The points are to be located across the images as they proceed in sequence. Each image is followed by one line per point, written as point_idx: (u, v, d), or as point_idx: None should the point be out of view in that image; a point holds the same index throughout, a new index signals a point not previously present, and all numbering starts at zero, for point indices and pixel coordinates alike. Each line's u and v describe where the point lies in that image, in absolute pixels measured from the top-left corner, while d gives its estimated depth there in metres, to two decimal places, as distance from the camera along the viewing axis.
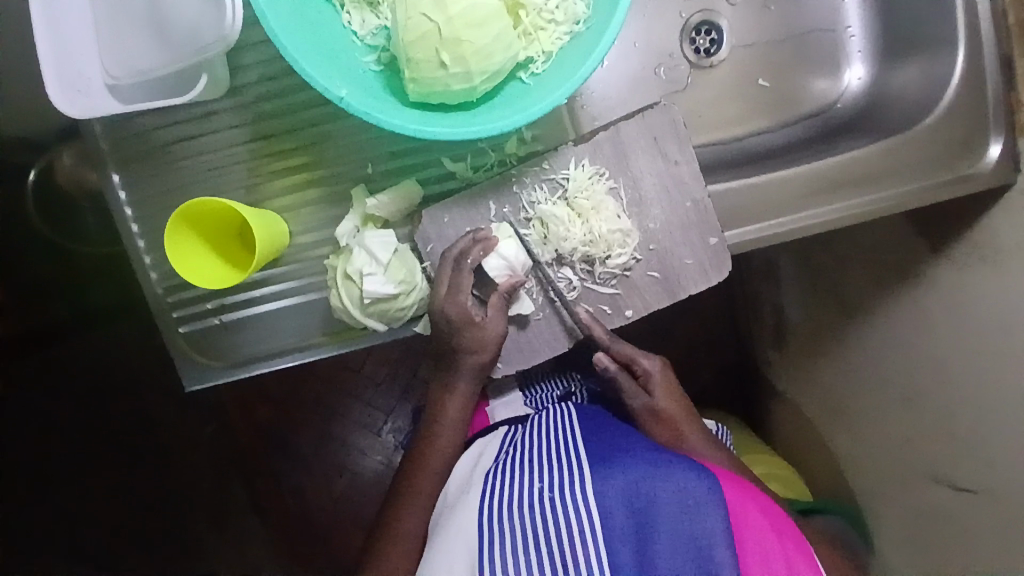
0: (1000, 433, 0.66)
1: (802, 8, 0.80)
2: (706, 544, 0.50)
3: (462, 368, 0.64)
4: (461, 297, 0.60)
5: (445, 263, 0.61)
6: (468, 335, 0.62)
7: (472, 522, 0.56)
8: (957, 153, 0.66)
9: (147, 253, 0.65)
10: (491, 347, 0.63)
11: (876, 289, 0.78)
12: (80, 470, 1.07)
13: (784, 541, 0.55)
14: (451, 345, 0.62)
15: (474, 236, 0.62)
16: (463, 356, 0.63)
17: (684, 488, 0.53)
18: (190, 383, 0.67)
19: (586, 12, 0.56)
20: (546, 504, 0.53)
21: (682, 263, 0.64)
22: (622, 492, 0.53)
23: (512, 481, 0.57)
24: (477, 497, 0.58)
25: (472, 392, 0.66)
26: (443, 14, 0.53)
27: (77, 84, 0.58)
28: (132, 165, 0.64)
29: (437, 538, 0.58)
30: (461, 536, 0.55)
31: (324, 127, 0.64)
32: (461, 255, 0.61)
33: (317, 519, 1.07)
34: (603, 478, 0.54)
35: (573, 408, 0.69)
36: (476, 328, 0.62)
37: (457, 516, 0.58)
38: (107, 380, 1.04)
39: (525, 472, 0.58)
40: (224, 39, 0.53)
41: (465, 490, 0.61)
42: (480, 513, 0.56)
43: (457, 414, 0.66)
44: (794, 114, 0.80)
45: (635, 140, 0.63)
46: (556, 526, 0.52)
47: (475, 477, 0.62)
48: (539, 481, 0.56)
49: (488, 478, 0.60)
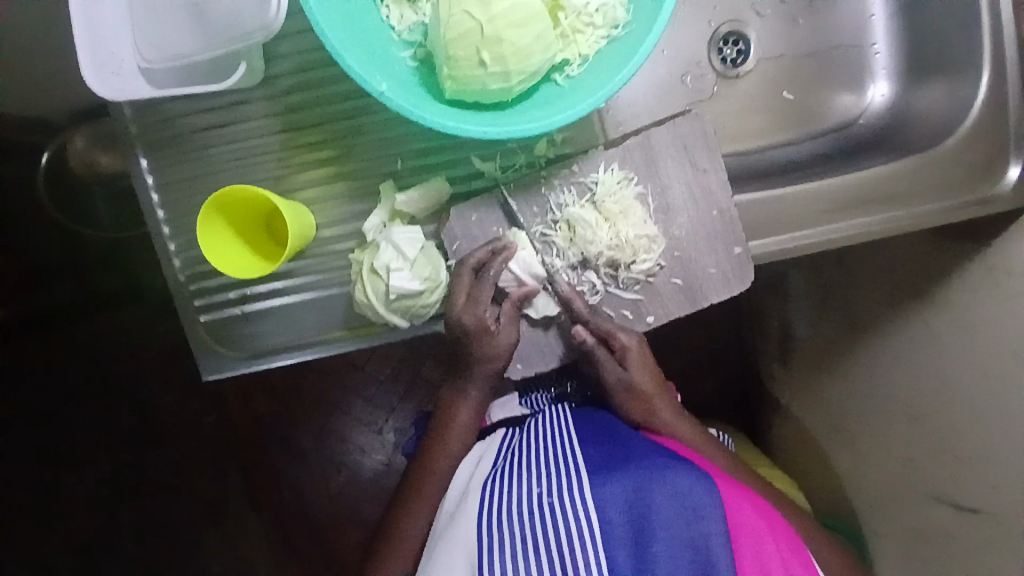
0: (1007, 454, 0.66)
1: (831, 24, 0.80)
2: (703, 545, 0.51)
3: (475, 376, 0.64)
4: (479, 308, 0.61)
5: (463, 271, 0.61)
6: (483, 344, 0.62)
7: (470, 527, 0.55)
8: (976, 175, 0.66)
9: (169, 240, 0.65)
10: (505, 355, 0.63)
11: (887, 306, 0.78)
12: (79, 454, 1.06)
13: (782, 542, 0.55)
14: (468, 348, 0.62)
15: (491, 246, 0.62)
16: (478, 364, 0.63)
17: (681, 494, 0.53)
18: (207, 372, 0.67)
19: (625, 17, 0.56)
20: (546, 510, 0.53)
21: (705, 271, 0.64)
22: (621, 499, 0.53)
23: (511, 487, 0.57)
24: (475, 503, 0.57)
25: (484, 400, 0.66)
26: (486, 13, 0.53)
27: (110, 65, 0.58)
28: (160, 149, 0.64)
29: (434, 546, 0.56)
30: (459, 542, 0.54)
31: (355, 121, 0.64)
32: (480, 266, 0.62)
33: (313, 515, 1.06)
34: (601, 484, 0.54)
35: (569, 412, 0.68)
36: (491, 337, 0.62)
37: (454, 524, 0.57)
38: (112, 365, 1.04)
39: (522, 478, 0.57)
40: (268, 29, 0.53)
41: (463, 497, 0.60)
42: (478, 518, 0.55)
43: (468, 419, 0.66)
44: (815, 129, 0.80)
45: (666, 147, 0.64)
46: (555, 532, 0.51)
47: (473, 484, 0.61)
48: (536, 487, 0.56)
49: (485, 483, 0.59)
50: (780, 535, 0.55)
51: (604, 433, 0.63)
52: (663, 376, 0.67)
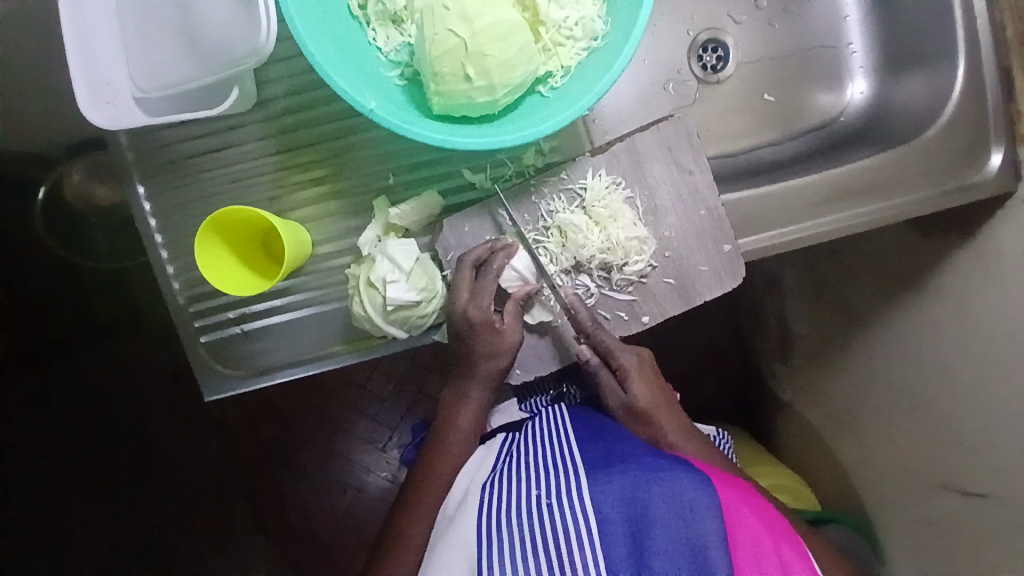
0: (1006, 437, 0.67)
1: (806, 26, 0.82)
2: (701, 545, 0.50)
3: (477, 376, 0.64)
4: (484, 300, 0.62)
5: (464, 268, 0.62)
6: (486, 341, 0.62)
7: (470, 530, 0.56)
8: (959, 163, 0.68)
9: (169, 264, 0.66)
10: (508, 353, 0.63)
11: (879, 298, 0.80)
12: (84, 487, 1.06)
13: (778, 542, 0.55)
14: (470, 346, 0.63)
15: (490, 244, 0.63)
16: (481, 363, 0.63)
17: (677, 492, 0.53)
18: (209, 393, 0.67)
19: (604, 28, 0.58)
20: (543, 511, 0.53)
21: (697, 270, 0.66)
22: (618, 498, 0.53)
23: (510, 489, 0.57)
24: (476, 506, 0.58)
25: (485, 402, 0.66)
26: (469, 29, 0.55)
27: (106, 95, 0.59)
28: (157, 176, 0.65)
29: (436, 549, 0.57)
30: (460, 545, 0.55)
31: (347, 140, 0.65)
32: (479, 263, 0.63)
33: (321, 537, 1.06)
34: (598, 484, 0.54)
35: (565, 411, 0.69)
36: (496, 335, 0.62)
37: (455, 528, 0.58)
38: (114, 396, 1.04)
39: (522, 480, 0.58)
40: (257, 54, 0.54)
41: (464, 500, 0.61)
42: (478, 522, 0.56)
43: (470, 422, 0.66)
44: (797, 127, 0.82)
45: (651, 151, 0.65)
46: (553, 533, 0.52)
47: (473, 487, 0.61)
48: (535, 489, 0.56)
49: (485, 487, 0.60)
50: (779, 539, 0.55)
51: (603, 433, 0.64)
52: (669, 398, 0.68)
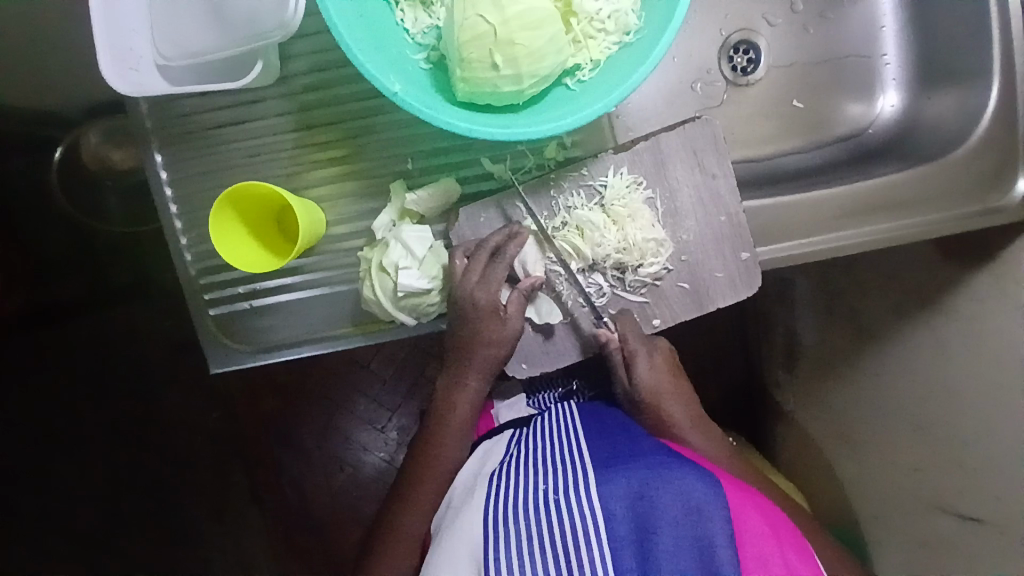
0: (1010, 466, 0.66)
1: (841, 34, 0.81)
2: (708, 544, 0.50)
3: (473, 364, 0.63)
4: (492, 288, 0.61)
5: (479, 251, 0.61)
6: (488, 328, 0.61)
7: (476, 524, 0.55)
8: (985, 185, 0.66)
9: (183, 234, 0.66)
10: (507, 342, 0.62)
11: (892, 315, 0.78)
12: (83, 447, 1.06)
13: (786, 546, 0.54)
14: (467, 336, 0.62)
15: (508, 231, 0.62)
16: (478, 351, 0.62)
17: (686, 492, 0.52)
18: (215, 365, 0.67)
19: (637, 23, 0.57)
20: (551, 508, 0.52)
21: (712, 276, 0.65)
22: (625, 498, 0.52)
23: (516, 483, 0.56)
24: (482, 501, 0.57)
25: (484, 391, 0.64)
26: (500, 16, 0.54)
27: (129, 60, 0.58)
28: (175, 145, 0.65)
29: (440, 541, 0.57)
30: (466, 539, 0.54)
31: (368, 120, 0.65)
32: (496, 250, 0.62)
33: (316, 513, 1.07)
34: (605, 482, 0.53)
35: (575, 408, 0.68)
36: (499, 321, 0.62)
37: (460, 520, 0.57)
38: (118, 358, 1.04)
39: (528, 475, 0.57)
40: (284, 28, 0.54)
41: (470, 494, 0.60)
42: (484, 516, 0.55)
43: (464, 413, 0.64)
44: (825, 137, 0.81)
45: (674, 152, 0.64)
46: (560, 530, 0.51)
47: (479, 480, 0.60)
48: (542, 484, 0.55)
49: (491, 481, 0.59)
50: (785, 538, 0.55)
51: (606, 433, 0.62)
52: (683, 392, 0.66)
